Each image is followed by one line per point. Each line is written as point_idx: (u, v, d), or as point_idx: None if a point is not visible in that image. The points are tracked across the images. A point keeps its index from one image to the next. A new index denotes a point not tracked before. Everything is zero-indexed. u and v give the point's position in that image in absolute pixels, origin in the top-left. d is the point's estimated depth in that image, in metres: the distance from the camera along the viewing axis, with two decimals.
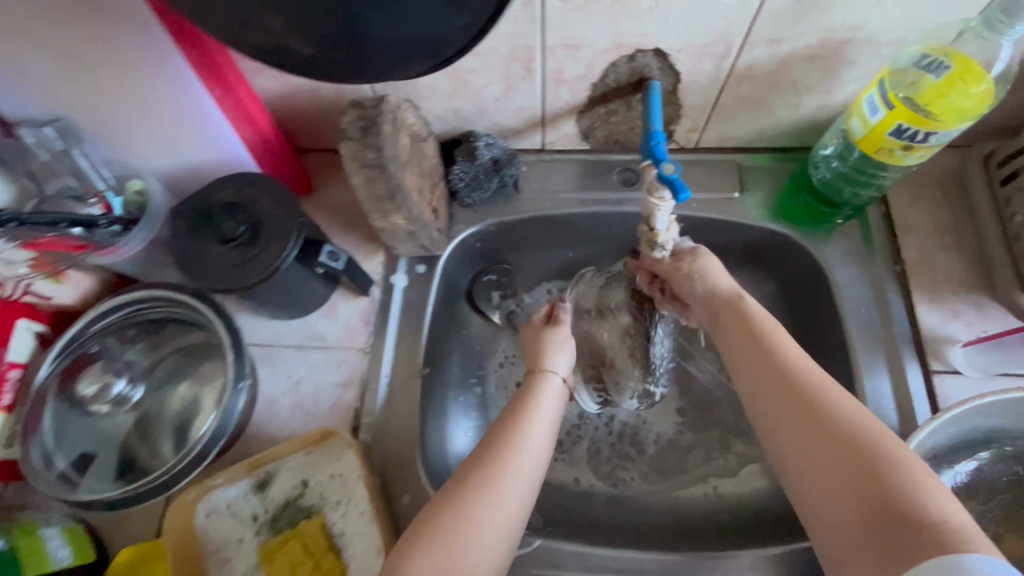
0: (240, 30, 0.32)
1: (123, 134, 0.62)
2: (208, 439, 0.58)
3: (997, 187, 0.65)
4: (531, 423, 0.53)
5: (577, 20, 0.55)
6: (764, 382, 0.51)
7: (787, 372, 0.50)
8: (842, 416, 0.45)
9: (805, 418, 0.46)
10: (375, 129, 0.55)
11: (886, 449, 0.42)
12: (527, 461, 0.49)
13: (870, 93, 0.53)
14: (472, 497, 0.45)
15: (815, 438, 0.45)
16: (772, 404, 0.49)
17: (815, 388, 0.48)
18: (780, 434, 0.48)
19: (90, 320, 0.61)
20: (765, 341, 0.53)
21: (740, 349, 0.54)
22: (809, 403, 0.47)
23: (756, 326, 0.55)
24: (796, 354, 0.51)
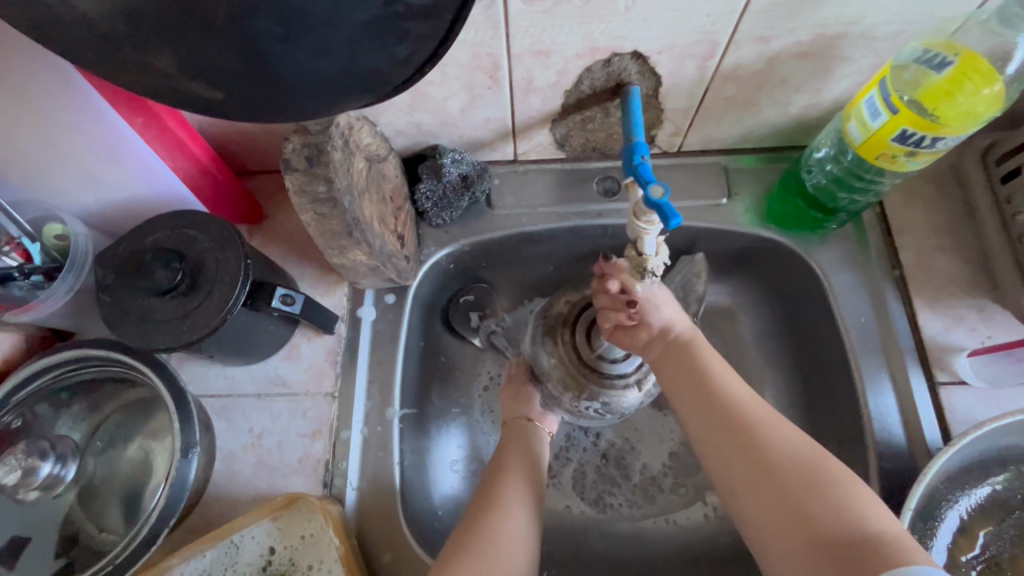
0: (133, 72, 0.25)
1: (36, 170, 0.54)
2: (159, 514, 0.51)
3: (998, 184, 0.61)
4: (509, 476, 0.55)
5: (545, 24, 0.49)
6: (702, 409, 0.48)
7: (724, 401, 0.48)
8: (780, 444, 0.44)
9: (746, 449, 0.44)
10: (323, 157, 0.48)
11: (823, 474, 0.41)
12: (513, 510, 0.52)
13: (870, 94, 0.49)
14: (472, 543, 0.48)
15: (757, 469, 0.43)
16: (714, 436, 0.47)
17: (751, 416, 0.46)
18: (723, 465, 0.45)
19: (11, 388, 0.54)
20: (697, 367, 0.51)
21: (670, 375, 0.52)
22: (748, 432, 0.45)
23: (687, 351, 0.52)
24: (729, 378, 0.50)
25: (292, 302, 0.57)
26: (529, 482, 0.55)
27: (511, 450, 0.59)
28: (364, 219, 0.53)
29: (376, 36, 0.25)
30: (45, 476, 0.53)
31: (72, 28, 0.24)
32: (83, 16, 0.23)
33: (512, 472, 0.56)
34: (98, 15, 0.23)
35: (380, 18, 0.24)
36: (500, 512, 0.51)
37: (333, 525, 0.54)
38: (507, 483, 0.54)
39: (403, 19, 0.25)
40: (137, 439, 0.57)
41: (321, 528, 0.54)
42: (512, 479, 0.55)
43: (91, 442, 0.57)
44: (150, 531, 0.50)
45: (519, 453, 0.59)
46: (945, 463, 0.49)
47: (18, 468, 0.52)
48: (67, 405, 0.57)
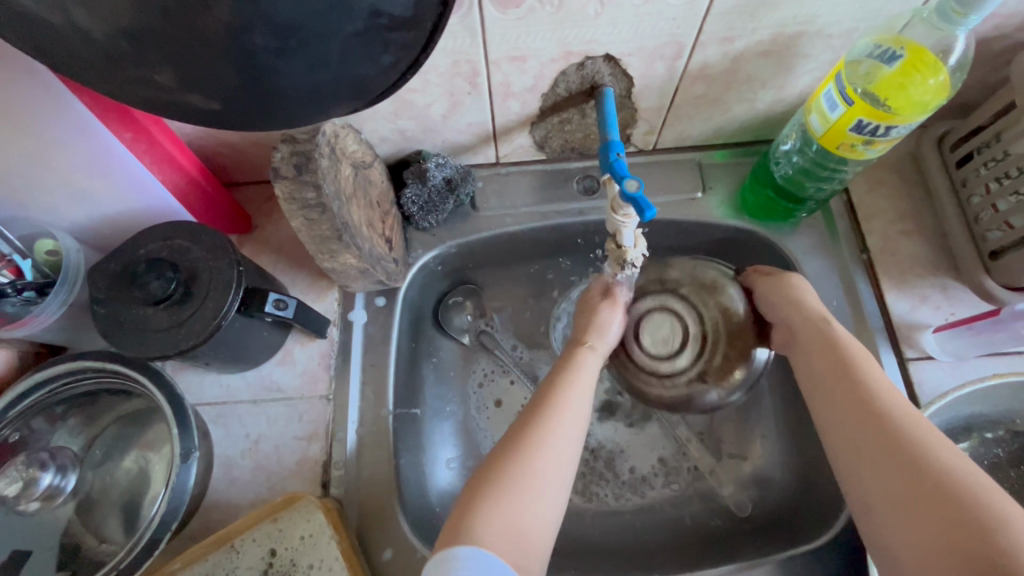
0: (133, 85, 0.27)
1: (26, 188, 0.55)
2: (161, 521, 0.51)
3: (953, 169, 0.65)
4: (563, 413, 0.52)
5: (520, 31, 0.52)
6: (840, 397, 0.50)
7: (884, 408, 0.47)
8: (942, 459, 0.43)
9: (897, 455, 0.44)
10: (311, 164, 0.49)
11: (964, 474, 0.41)
12: (561, 448, 0.50)
13: (828, 87, 0.52)
14: (509, 481, 0.47)
15: (903, 474, 0.43)
16: (860, 442, 0.47)
17: (916, 425, 0.45)
18: (856, 450, 0.47)
19: (8, 404, 0.54)
20: (855, 374, 0.50)
21: (824, 379, 0.52)
22: (900, 440, 0.45)
23: (852, 356, 0.52)
24: (886, 385, 0.49)
25: (284, 306, 0.58)
26: (580, 426, 0.52)
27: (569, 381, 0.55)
28: (354, 223, 0.55)
29: (364, 46, 0.27)
30: (45, 486, 0.54)
31: (75, 47, 0.25)
32: (87, 35, 0.24)
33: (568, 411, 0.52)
34: (99, 34, 0.24)
35: (365, 30, 0.26)
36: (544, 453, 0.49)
37: (333, 523, 0.55)
38: (559, 422, 0.51)
39: (388, 30, 0.27)
40: (134, 449, 0.58)
41: (321, 527, 0.55)
42: (566, 416, 0.52)
43: (89, 454, 0.57)
44: (152, 536, 0.51)
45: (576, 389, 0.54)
46: None
47: (19, 478, 0.54)
48: (63, 419, 0.57)
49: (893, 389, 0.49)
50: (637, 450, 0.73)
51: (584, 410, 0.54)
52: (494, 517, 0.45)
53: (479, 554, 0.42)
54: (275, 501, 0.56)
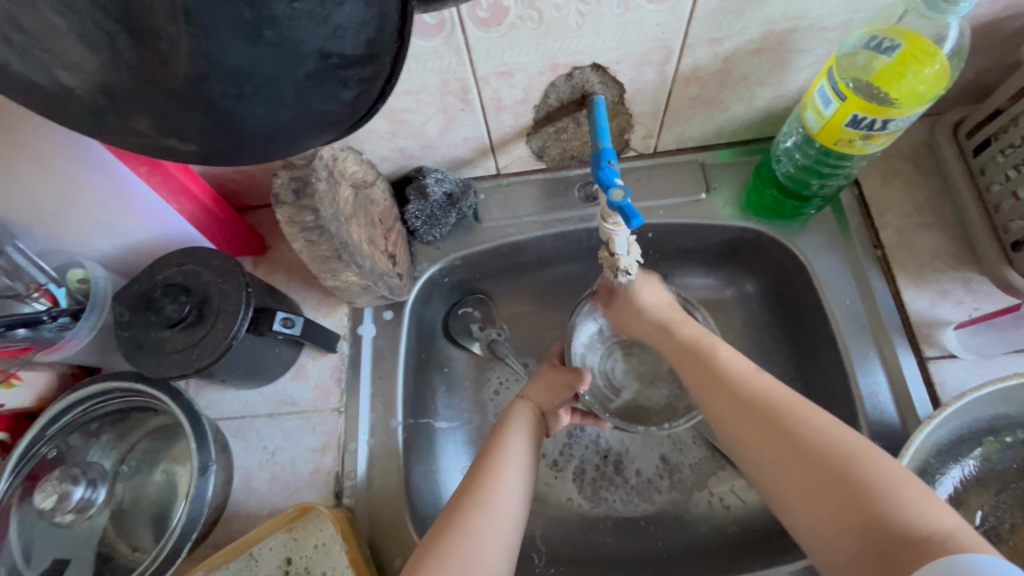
0: (120, 134, 0.29)
1: (55, 224, 0.60)
2: (181, 531, 0.55)
3: (970, 157, 0.62)
4: (504, 471, 0.51)
5: (504, 48, 0.53)
6: (719, 394, 0.49)
7: (757, 392, 0.47)
8: (820, 430, 0.42)
9: (778, 435, 0.43)
10: (308, 189, 0.52)
11: (850, 447, 0.41)
12: (501, 507, 0.49)
13: (821, 84, 0.50)
14: (454, 543, 0.45)
15: (787, 453, 0.42)
16: (741, 427, 0.46)
17: (790, 403, 0.45)
18: (750, 444, 0.45)
19: (46, 423, 0.59)
20: (719, 366, 0.50)
21: (694, 372, 0.52)
22: (780, 418, 0.44)
23: (711, 349, 0.53)
24: (752, 369, 0.49)
25: (292, 324, 0.60)
26: (522, 482, 0.52)
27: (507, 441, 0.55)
28: (353, 242, 0.57)
29: (320, 85, 0.28)
30: (77, 500, 0.58)
31: (62, 102, 0.28)
32: (70, 91, 0.27)
33: (506, 471, 0.51)
34: (81, 89, 0.27)
35: (319, 70, 0.27)
36: (488, 509, 0.48)
37: (345, 535, 0.57)
38: (502, 478, 0.51)
39: (341, 68, 0.28)
40: (162, 464, 0.61)
41: (333, 537, 0.57)
42: (507, 476, 0.51)
43: (120, 468, 0.61)
44: (175, 545, 0.54)
45: (515, 447, 0.54)
46: (930, 434, 0.50)
47: (53, 492, 0.57)
48: (96, 435, 0.61)
49: (755, 372, 0.49)
50: (639, 454, 0.73)
51: (527, 469, 0.53)
52: None
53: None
54: (289, 510, 0.58)
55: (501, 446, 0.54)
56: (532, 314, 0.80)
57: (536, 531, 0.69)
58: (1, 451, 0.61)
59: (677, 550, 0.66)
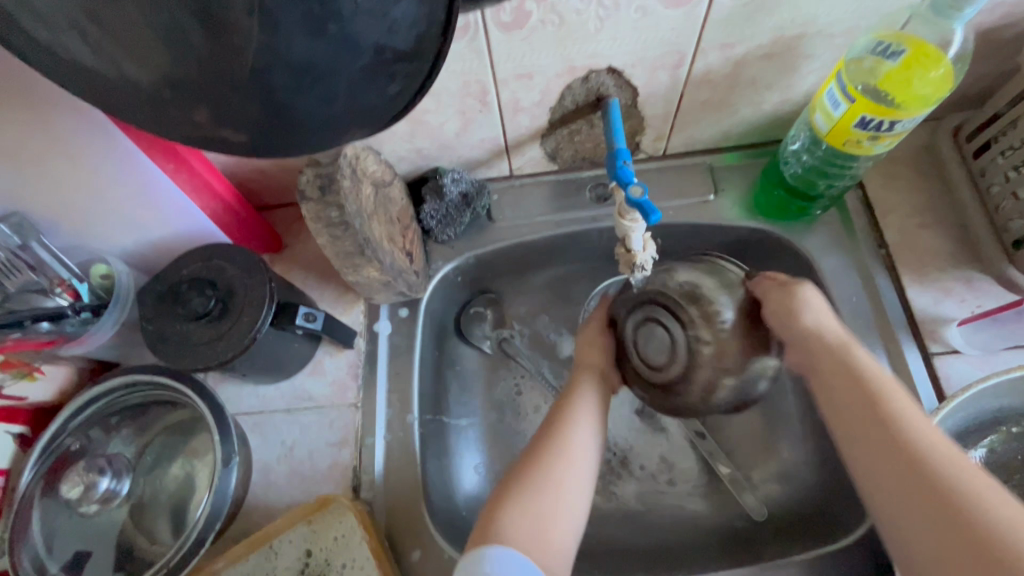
0: (175, 125, 0.31)
1: (81, 221, 0.61)
2: (204, 523, 0.55)
3: (970, 159, 0.64)
4: (569, 454, 0.53)
5: (525, 50, 0.55)
6: (869, 441, 0.45)
7: (914, 446, 0.43)
8: (983, 499, 0.38)
9: (929, 497, 0.40)
10: (334, 185, 0.53)
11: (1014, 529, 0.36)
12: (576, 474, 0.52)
13: (830, 86, 0.52)
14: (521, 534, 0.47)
15: (930, 516, 0.39)
16: (888, 481, 0.42)
17: (951, 464, 0.41)
18: (888, 494, 0.42)
19: (69, 415, 0.60)
20: (876, 406, 0.46)
21: (839, 409, 0.48)
22: (934, 480, 0.40)
23: (873, 384, 0.47)
24: (917, 418, 0.45)
25: (314, 319, 0.61)
26: (590, 463, 0.54)
27: (574, 418, 0.56)
28: (375, 239, 0.59)
29: (370, 79, 0.30)
30: (102, 490, 0.58)
31: (125, 94, 0.29)
32: (136, 84, 0.28)
33: (573, 456, 0.53)
34: (144, 82, 0.28)
35: (371, 65, 0.29)
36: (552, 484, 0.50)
37: (364, 526, 0.58)
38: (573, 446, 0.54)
39: (392, 63, 0.29)
40: (181, 457, 0.62)
41: (352, 529, 0.58)
42: (576, 441, 0.54)
43: (140, 461, 0.62)
44: (198, 537, 0.55)
45: (579, 433, 0.55)
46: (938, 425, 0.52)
47: (80, 482, 0.58)
48: (117, 428, 0.62)
49: (923, 423, 0.44)
50: (646, 448, 0.74)
51: (592, 453, 0.55)
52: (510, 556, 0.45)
53: (503, 552, 0.45)
54: (310, 503, 0.60)
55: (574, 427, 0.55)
56: (543, 312, 0.82)
57: None
58: (24, 444, 0.61)
59: (689, 543, 0.67)
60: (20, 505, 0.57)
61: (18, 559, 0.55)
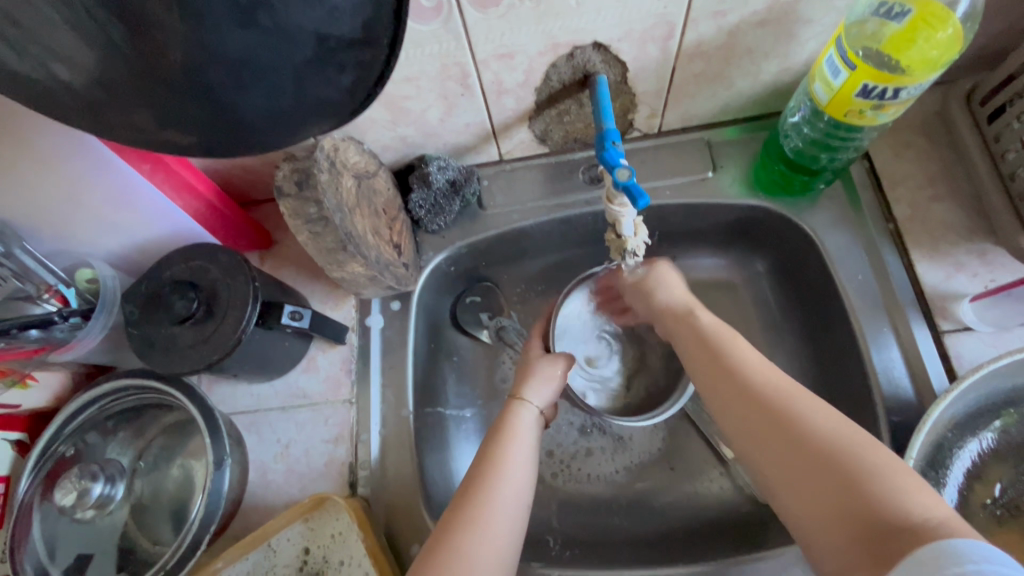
0: (122, 129, 0.30)
1: (62, 226, 0.60)
2: (200, 525, 0.56)
3: (984, 124, 0.61)
4: (496, 484, 0.49)
5: (502, 28, 0.52)
6: (718, 386, 0.47)
7: (757, 381, 0.45)
8: (815, 423, 0.41)
9: (776, 430, 0.42)
10: (311, 180, 0.52)
11: (848, 441, 0.39)
12: (504, 498, 0.48)
13: (829, 53, 0.49)
14: (443, 558, 0.44)
15: (783, 445, 0.41)
16: (741, 418, 0.44)
17: (789, 394, 0.44)
18: (744, 429, 0.44)
19: (63, 422, 0.60)
20: (724, 356, 0.48)
21: (694, 363, 0.51)
22: (776, 410, 0.43)
23: (712, 337, 0.51)
24: (757, 358, 0.47)
25: (301, 317, 0.60)
26: (527, 486, 0.50)
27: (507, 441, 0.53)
28: (358, 233, 0.57)
29: (317, 72, 0.28)
30: (97, 496, 0.58)
31: (61, 100, 0.28)
32: (69, 87, 0.27)
33: (506, 478, 0.50)
34: (78, 84, 0.27)
35: (316, 56, 0.27)
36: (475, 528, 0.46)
37: (359, 523, 0.57)
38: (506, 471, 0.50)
39: (338, 52, 0.27)
40: (179, 458, 0.62)
41: (348, 526, 0.58)
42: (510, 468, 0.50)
43: (139, 464, 0.62)
44: (194, 538, 0.55)
45: (515, 451, 0.52)
46: (947, 408, 0.49)
47: (73, 489, 0.57)
48: (114, 433, 0.62)
49: (761, 363, 0.47)
50: (648, 435, 0.73)
51: (527, 479, 0.51)
52: None
53: None
54: (305, 501, 0.59)
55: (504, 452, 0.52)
56: (541, 299, 0.80)
57: (551, 513, 0.69)
58: (22, 450, 0.61)
59: (691, 530, 0.67)
60: (19, 512, 0.57)
61: (20, 563, 0.56)
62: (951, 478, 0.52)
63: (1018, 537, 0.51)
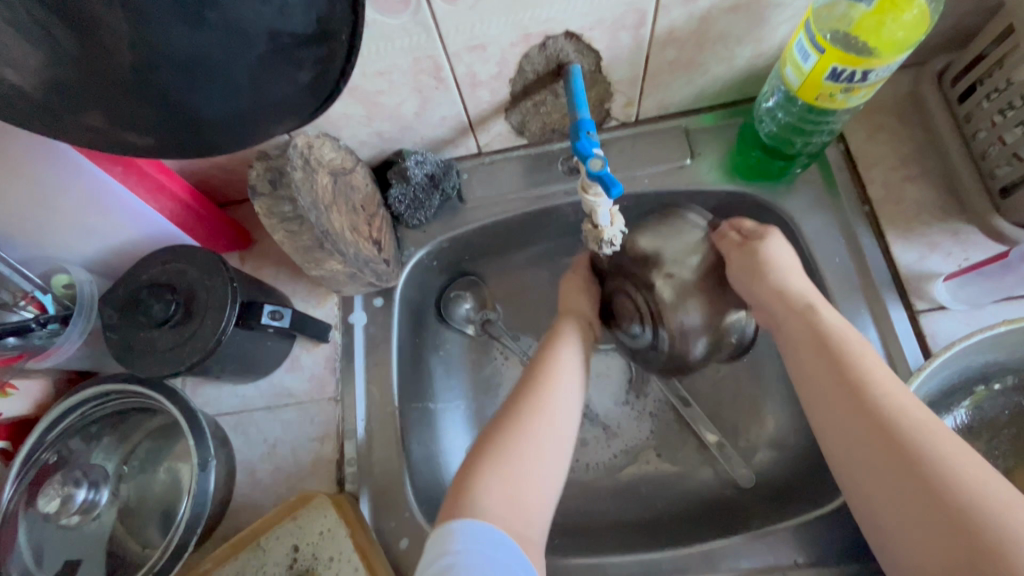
0: (85, 130, 0.30)
1: (36, 233, 0.60)
2: (187, 523, 0.56)
3: (955, 104, 0.61)
4: (537, 423, 0.52)
5: (473, 20, 0.51)
6: (832, 394, 0.47)
7: (879, 403, 0.44)
8: (936, 452, 0.40)
9: (887, 444, 0.42)
10: (284, 179, 0.52)
11: (970, 475, 0.39)
12: (552, 436, 0.52)
13: (799, 38, 0.50)
14: (486, 488, 0.48)
15: (891, 463, 0.41)
16: (853, 429, 0.44)
17: (914, 422, 0.42)
18: (851, 439, 0.44)
19: (43, 431, 0.59)
20: (844, 364, 0.47)
21: (808, 365, 0.50)
22: (891, 426, 0.43)
23: (834, 338, 0.49)
24: (884, 376, 0.46)
25: (281, 317, 0.60)
26: (568, 421, 0.54)
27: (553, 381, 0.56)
28: (336, 230, 0.57)
29: (275, 66, 0.28)
30: (81, 501, 0.59)
31: (12, 102, 0.28)
32: (19, 90, 0.27)
33: (546, 419, 0.53)
34: (29, 87, 0.27)
35: (271, 52, 0.27)
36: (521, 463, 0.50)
37: (345, 519, 0.58)
38: (551, 408, 0.54)
39: (294, 48, 0.28)
40: (165, 462, 0.62)
41: (335, 522, 0.58)
42: (556, 402, 0.54)
43: (124, 469, 0.62)
44: (181, 540, 0.55)
45: (554, 401, 0.54)
46: (920, 386, 0.50)
47: (56, 495, 0.58)
48: (97, 438, 0.62)
49: (887, 377, 0.46)
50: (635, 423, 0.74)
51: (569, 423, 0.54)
52: (490, 501, 0.47)
53: (472, 524, 0.45)
54: (292, 500, 0.60)
55: (534, 424, 0.52)
56: (525, 291, 0.80)
57: None
58: (4, 458, 0.61)
59: (680, 514, 0.67)
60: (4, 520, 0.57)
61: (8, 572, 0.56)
62: None
63: None
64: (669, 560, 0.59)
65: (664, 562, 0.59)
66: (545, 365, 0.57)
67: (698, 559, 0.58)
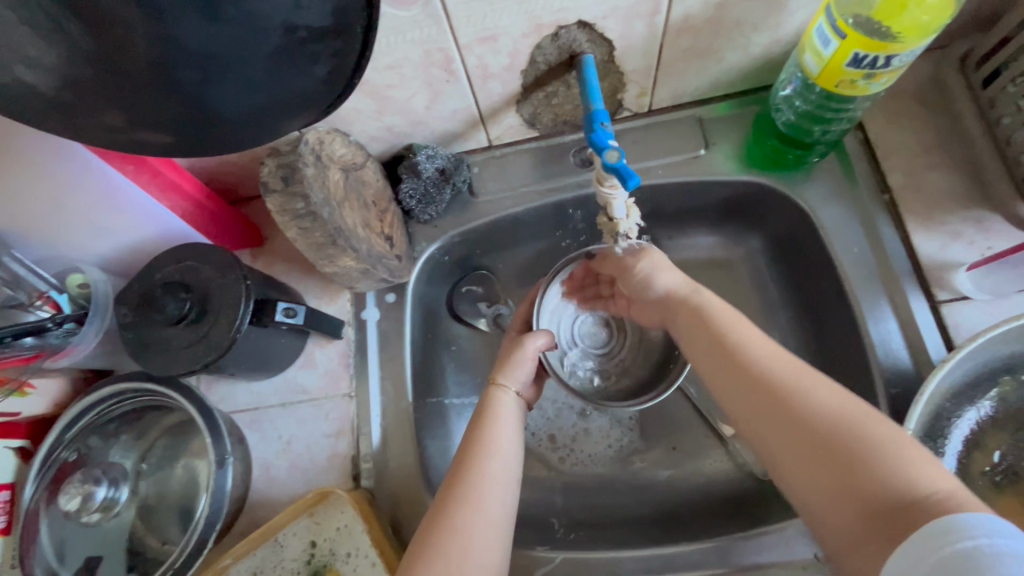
0: (100, 130, 0.30)
1: (50, 232, 0.60)
2: (206, 522, 0.56)
3: (979, 89, 0.59)
4: (475, 500, 0.46)
5: (484, 10, 0.51)
6: (721, 370, 0.46)
7: (762, 371, 0.44)
8: (816, 402, 0.40)
9: (777, 408, 0.41)
10: (296, 175, 0.51)
11: (849, 417, 0.39)
12: (487, 509, 0.46)
13: (818, 23, 0.48)
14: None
15: (784, 424, 0.41)
16: (744, 404, 0.44)
17: (790, 377, 0.42)
18: (745, 409, 0.43)
19: (62, 428, 0.60)
20: (721, 342, 0.47)
21: (694, 347, 0.49)
22: (776, 390, 0.42)
23: (712, 318, 0.49)
24: (760, 345, 0.46)
25: (295, 314, 0.60)
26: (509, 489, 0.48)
27: (488, 444, 0.51)
28: (348, 227, 0.56)
29: (291, 62, 0.28)
30: (101, 499, 0.59)
31: (30, 102, 0.27)
32: (35, 89, 0.27)
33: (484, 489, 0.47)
34: (46, 87, 0.26)
35: (286, 46, 0.27)
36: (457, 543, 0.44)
37: (362, 515, 0.58)
38: (485, 475, 0.48)
39: (310, 42, 0.27)
40: (182, 459, 0.62)
41: (352, 518, 0.58)
42: (492, 468, 0.49)
43: (141, 467, 0.62)
44: (200, 537, 0.56)
45: (488, 469, 0.49)
46: (945, 378, 0.49)
47: (76, 494, 0.58)
48: (115, 436, 0.62)
49: (764, 346, 0.45)
50: (650, 418, 0.73)
51: (510, 495, 0.48)
52: None
53: None
54: (308, 495, 0.59)
55: (463, 518, 0.45)
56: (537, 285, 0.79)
57: (553, 496, 0.70)
58: (24, 457, 0.62)
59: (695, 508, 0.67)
60: (26, 519, 0.58)
61: None
62: (950, 445, 0.52)
63: (1017, 502, 0.52)
64: (684, 554, 0.59)
65: (679, 555, 0.59)
66: (471, 443, 0.51)
67: (715, 553, 0.58)
